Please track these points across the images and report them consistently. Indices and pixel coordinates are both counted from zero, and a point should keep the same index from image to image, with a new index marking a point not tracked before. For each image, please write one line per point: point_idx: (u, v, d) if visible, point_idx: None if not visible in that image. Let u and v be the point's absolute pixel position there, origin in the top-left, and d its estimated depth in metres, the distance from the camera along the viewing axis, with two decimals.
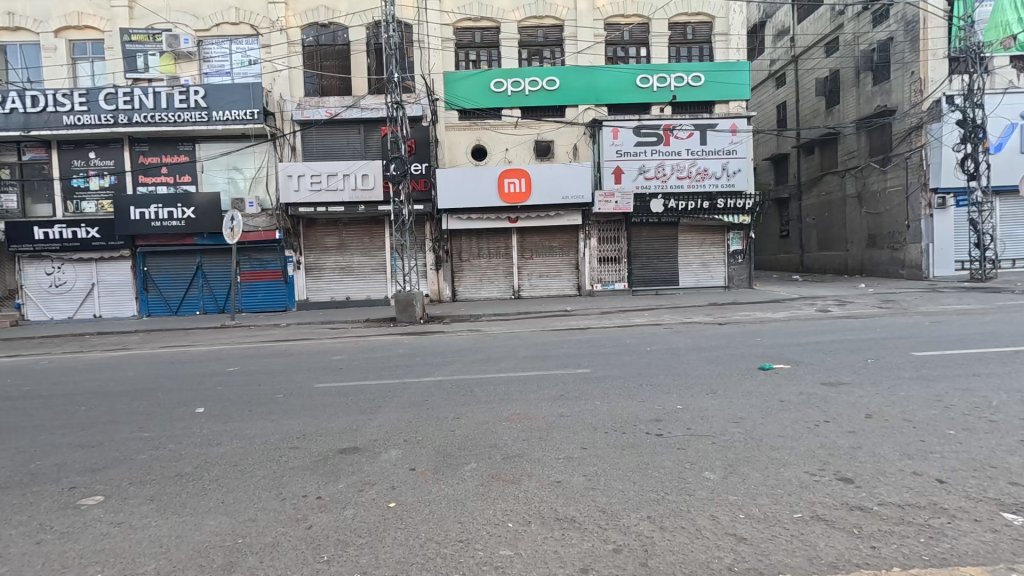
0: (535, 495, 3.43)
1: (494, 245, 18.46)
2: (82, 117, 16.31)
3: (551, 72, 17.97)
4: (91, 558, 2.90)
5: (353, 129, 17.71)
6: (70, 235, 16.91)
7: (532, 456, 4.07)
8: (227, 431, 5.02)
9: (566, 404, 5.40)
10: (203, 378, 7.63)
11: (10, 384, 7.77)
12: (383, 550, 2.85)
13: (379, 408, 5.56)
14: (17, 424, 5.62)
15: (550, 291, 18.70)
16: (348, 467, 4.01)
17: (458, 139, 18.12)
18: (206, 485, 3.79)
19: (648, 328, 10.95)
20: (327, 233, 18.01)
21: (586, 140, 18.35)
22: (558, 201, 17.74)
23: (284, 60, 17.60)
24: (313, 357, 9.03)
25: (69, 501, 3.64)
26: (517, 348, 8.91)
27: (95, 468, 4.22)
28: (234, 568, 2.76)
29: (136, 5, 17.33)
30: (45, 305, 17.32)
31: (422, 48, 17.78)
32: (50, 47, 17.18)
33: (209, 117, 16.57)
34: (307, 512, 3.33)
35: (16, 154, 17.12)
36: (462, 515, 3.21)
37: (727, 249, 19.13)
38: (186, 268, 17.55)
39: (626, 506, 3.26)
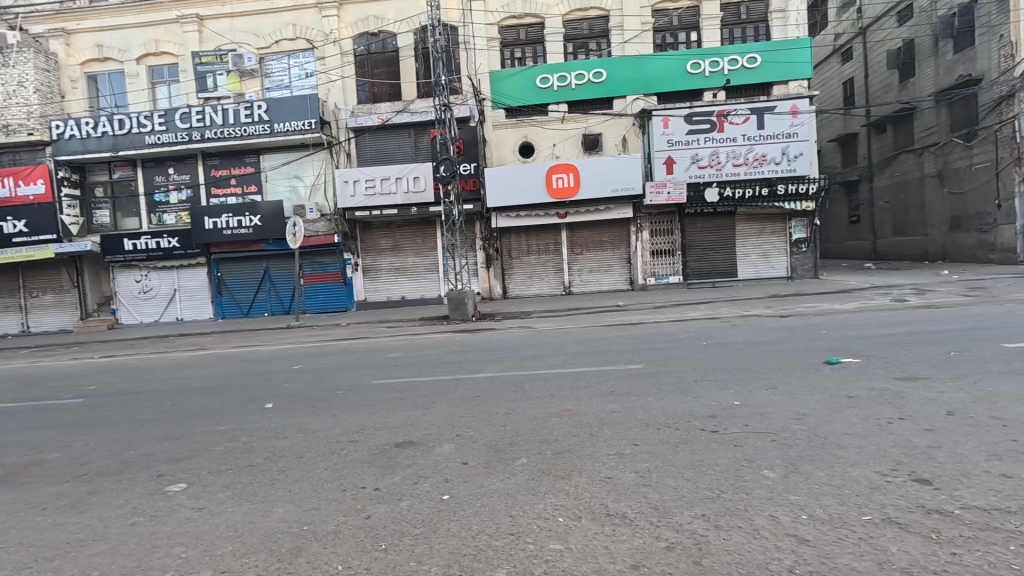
0: (586, 490, 3.43)
1: (543, 241, 18.46)
2: (161, 136, 17.75)
3: (598, 65, 17.72)
4: (176, 539, 3.18)
5: (403, 133, 18.20)
6: (154, 245, 18.37)
7: (583, 452, 4.06)
8: (294, 425, 5.34)
9: (617, 400, 5.34)
10: (272, 375, 8.14)
11: (107, 382, 8.59)
12: (436, 541, 2.94)
13: (433, 403, 5.73)
14: (113, 417, 6.21)
15: (601, 287, 18.51)
16: (404, 460, 4.17)
17: (505, 137, 18.21)
18: (274, 476, 4.06)
19: (704, 322, 10.59)
20: (382, 235, 18.66)
21: (635, 131, 17.96)
22: (607, 194, 17.46)
23: (338, 70, 18.35)
24: (370, 355, 9.39)
25: (157, 487, 4.01)
26: (568, 344, 8.89)
27: (179, 458, 4.61)
28: (301, 553, 2.93)
29: (204, 28, 18.59)
30: (135, 310, 18.99)
31: (468, 49, 18.01)
32: (133, 73, 18.77)
33: (271, 129, 17.56)
34: (365, 503, 3.48)
35: (107, 174, 18.86)
36: (513, 508, 3.26)
37: (789, 237, 18.19)
38: (255, 272, 18.72)
39: (679, 503, 3.19)
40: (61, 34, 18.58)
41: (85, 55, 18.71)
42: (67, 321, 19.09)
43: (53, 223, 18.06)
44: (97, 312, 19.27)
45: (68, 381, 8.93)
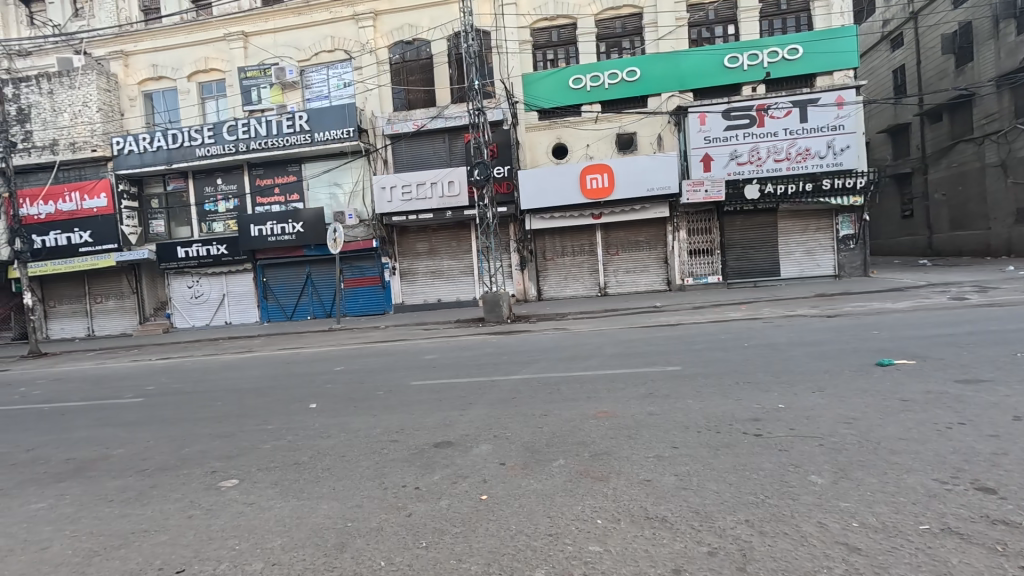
0: (625, 493, 3.40)
1: (578, 242, 18.35)
2: (211, 148, 18.66)
3: (632, 63, 17.50)
4: (229, 533, 3.34)
5: (438, 138, 18.47)
6: (205, 253, 19.30)
7: (621, 454, 4.03)
8: (337, 424, 5.51)
9: (656, 402, 5.26)
10: (315, 376, 8.44)
11: (163, 382, 9.10)
12: (475, 540, 2.98)
13: (470, 404, 5.81)
14: (170, 416, 6.56)
15: (638, 287, 18.26)
16: (442, 460, 4.24)
17: (539, 139, 18.20)
18: (319, 473, 4.20)
19: (745, 322, 10.30)
20: (418, 239, 19.00)
21: (671, 129, 17.64)
22: (642, 194, 17.21)
23: (374, 79, 18.83)
24: (408, 356, 9.61)
25: (211, 483, 4.22)
26: (604, 346, 8.82)
27: (230, 455, 4.84)
28: (345, 549, 3.02)
29: (249, 44, 19.45)
30: (188, 314, 20.00)
31: (500, 53, 18.13)
32: (185, 90, 19.81)
33: (312, 138, 18.17)
34: (406, 501, 3.56)
35: (162, 186, 19.93)
36: (550, 510, 3.26)
37: (836, 234, 17.46)
38: (298, 277, 19.38)
39: (721, 508, 3.12)
40: (121, 56, 19.84)
41: (141, 75, 19.90)
42: (127, 325, 20.30)
43: (114, 233, 19.27)
44: (154, 316, 20.40)
45: (129, 381, 9.51)
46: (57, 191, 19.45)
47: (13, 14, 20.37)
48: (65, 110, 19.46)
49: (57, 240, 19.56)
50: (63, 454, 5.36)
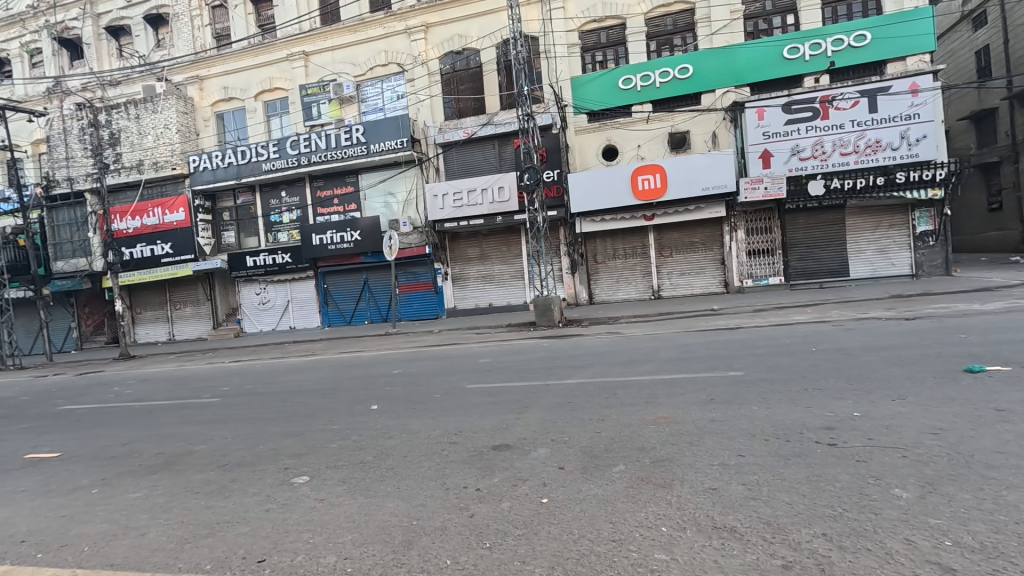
0: (689, 501, 3.31)
1: (630, 244, 18.06)
2: (276, 162, 19.80)
3: (684, 60, 17.10)
4: (303, 527, 3.52)
5: (487, 144, 18.71)
6: (271, 261, 20.47)
7: (683, 461, 3.92)
8: (397, 425, 5.70)
9: (719, 408, 5.09)
10: (374, 378, 8.74)
11: (237, 383, 9.71)
12: (538, 543, 2.99)
13: (526, 408, 5.83)
14: (244, 415, 7.00)
15: (693, 290, 17.74)
16: (502, 463, 4.28)
17: (588, 141, 18.09)
18: (383, 472, 4.36)
19: (812, 326, 9.77)
20: (470, 245, 19.32)
21: (726, 125, 17.06)
22: (697, 193, 16.72)
23: (425, 90, 19.39)
24: (462, 360, 9.78)
25: (285, 479, 4.47)
26: (660, 350, 8.61)
27: (301, 453, 5.10)
28: (412, 546, 3.12)
29: (310, 63, 20.49)
30: (256, 319, 21.23)
31: (549, 58, 18.18)
32: (252, 109, 21.12)
33: (367, 150, 18.93)
34: (469, 501, 3.64)
35: (232, 200, 21.27)
36: (613, 515, 3.23)
37: (912, 231, 16.27)
38: (356, 283, 20.15)
39: (794, 520, 2.98)
40: (196, 81, 21.44)
41: (214, 97, 21.41)
42: (202, 330, 21.81)
43: (191, 244, 20.78)
44: (226, 321, 21.79)
45: (207, 382, 10.24)
46: (142, 208, 21.20)
47: (105, 47, 22.46)
48: (149, 134, 21.24)
49: (142, 252, 21.31)
50: (153, 448, 5.84)
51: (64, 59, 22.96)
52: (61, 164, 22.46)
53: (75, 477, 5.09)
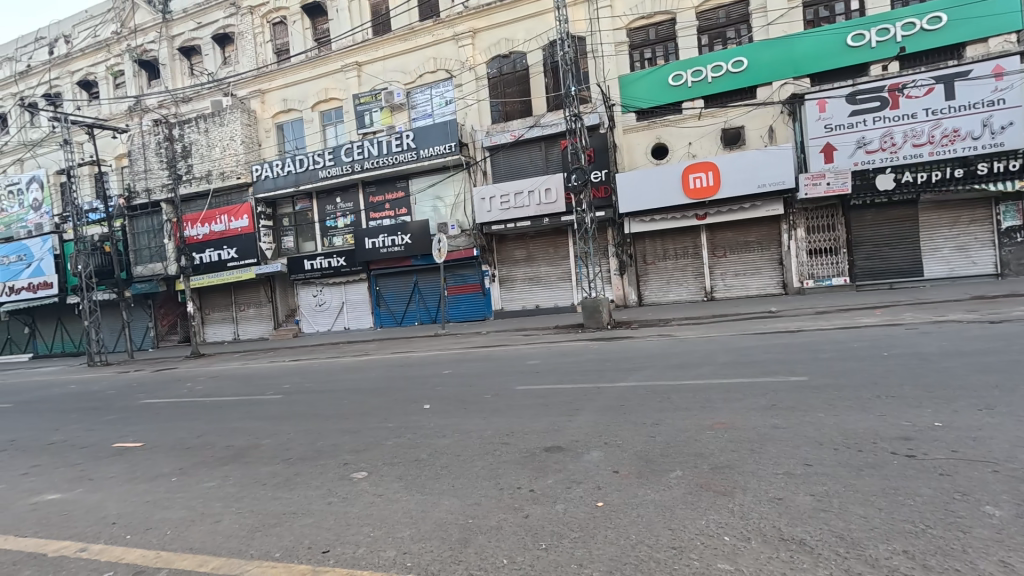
0: (753, 511, 3.18)
1: (681, 245, 17.59)
2: (331, 170, 20.65)
3: (737, 53, 16.53)
4: (363, 520, 3.64)
5: (534, 146, 18.72)
6: (327, 264, 21.34)
7: (745, 468, 3.78)
8: (450, 424, 5.80)
9: (782, 415, 4.86)
10: (427, 379, 8.92)
11: (298, 381, 10.17)
12: (595, 546, 2.97)
13: (578, 410, 5.78)
14: (306, 412, 7.32)
15: (749, 291, 17.08)
16: (554, 465, 4.27)
17: (637, 140, 17.76)
18: (438, 470, 4.44)
19: (882, 329, 9.17)
20: (517, 247, 19.39)
21: (784, 119, 16.35)
22: (753, 191, 16.08)
23: (473, 94, 19.65)
24: (511, 361, 9.82)
25: (345, 473, 4.64)
26: (715, 353, 8.33)
27: (359, 449, 5.28)
28: (469, 543, 3.16)
29: (362, 73, 21.23)
30: (313, 320, 22.18)
31: (596, 58, 18.01)
32: (309, 119, 22.11)
33: (417, 155, 19.41)
34: (523, 502, 3.64)
35: (291, 206, 22.28)
36: (672, 521, 3.15)
37: (996, 226, 14.98)
38: (406, 286, 20.66)
39: (870, 534, 2.81)
40: (259, 94, 22.68)
41: (275, 109, 22.58)
42: (264, 330, 23.00)
43: (254, 249, 21.98)
44: (285, 321, 22.88)
45: (270, 380, 10.79)
46: (211, 215, 22.64)
47: (178, 67, 24.17)
48: (217, 146, 22.67)
49: (211, 256, 22.74)
50: (224, 441, 6.22)
51: (143, 79, 24.87)
52: (140, 176, 24.37)
53: (157, 466, 5.49)
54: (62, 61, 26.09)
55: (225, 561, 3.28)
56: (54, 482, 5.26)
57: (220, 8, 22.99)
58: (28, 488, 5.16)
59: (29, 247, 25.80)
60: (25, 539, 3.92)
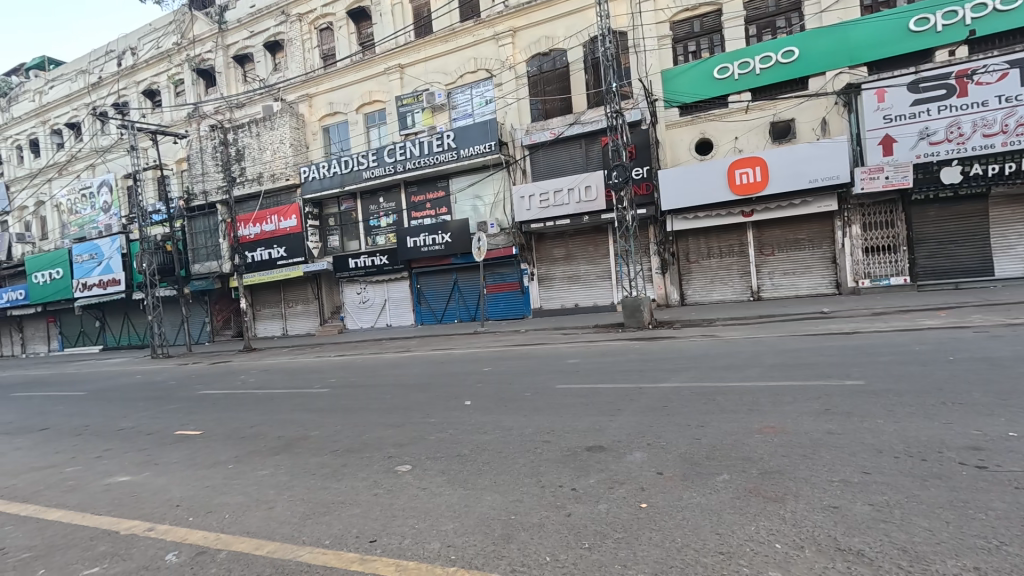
0: (806, 519, 3.05)
1: (726, 243, 17.06)
2: (375, 170, 21.19)
3: (788, 42, 15.83)
4: (408, 512, 3.73)
5: (574, 144, 18.59)
6: (371, 263, 21.89)
7: (797, 475, 3.63)
8: (490, 421, 5.85)
9: (836, 420, 4.65)
10: (467, 376, 9.03)
11: (343, 376, 10.50)
12: (639, 548, 2.93)
13: (619, 410, 5.71)
14: (350, 406, 7.55)
15: (798, 291, 16.40)
16: (596, 464, 4.24)
17: (680, 136, 17.33)
18: (480, 466, 4.49)
19: (947, 332, 8.61)
20: (556, 245, 19.32)
21: (838, 111, 15.58)
22: (803, 186, 15.43)
23: (513, 93, 19.69)
24: (551, 360, 9.80)
25: (389, 466, 4.76)
26: (763, 354, 8.05)
27: (403, 443, 5.40)
28: (511, 539, 3.19)
29: (404, 75, 21.66)
30: (357, 317, 22.83)
31: (637, 53, 17.68)
32: (354, 121, 22.76)
33: (458, 155, 19.64)
34: (565, 501, 3.63)
35: (337, 206, 23.00)
36: (719, 526, 3.07)
37: None
38: (446, 284, 20.95)
39: (936, 549, 2.65)
40: (306, 98, 23.49)
41: (321, 112, 23.34)
42: (311, 326, 23.86)
43: (302, 248, 22.81)
44: (331, 318, 23.64)
45: (317, 374, 11.17)
46: (262, 215, 23.64)
47: (233, 74, 25.37)
48: (269, 149, 23.69)
49: (262, 255, 23.76)
50: (275, 432, 6.50)
51: (201, 87, 26.24)
52: (198, 179, 25.76)
53: (216, 453, 5.80)
54: (129, 72, 27.85)
55: (278, 546, 3.43)
56: (124, 465, 5.64)
57: (271, 16, 23.96)
58: (102, 470, 5.57)
59: (100, 247, 27.69)
60: (100, 517, 4.22)
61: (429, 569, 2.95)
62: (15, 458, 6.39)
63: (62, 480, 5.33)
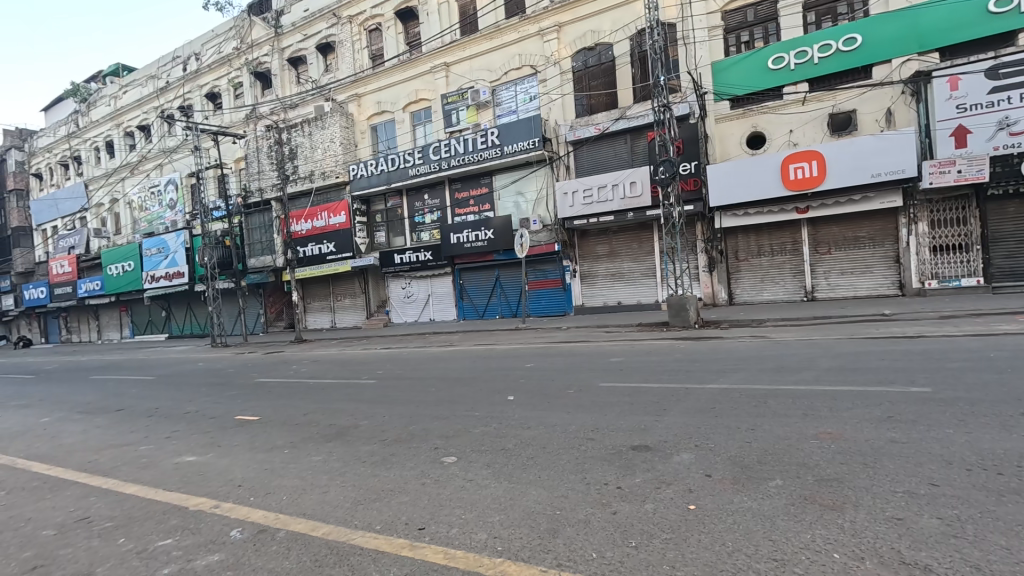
0: (868, 529, 2.93)
1: (779, 240, 16.39)
2: (420, 168, 21.59)
3: (850, 29, 15.03)
4: (455, 503, 3.82)
5: (619, 139, 18.33)
6: (415, 258, 22.27)
7: (857, 483, 3.48)
8: (534, 417, 5.88)
9: (900, 428, 4.40)
10: (509, 371, 9.10)
11: (390, 368, 10.81)
12: (688, 549, 2.89)
13: (665, 410, 5.62)
14: (398, 397, 7.76)
15: (857, 292, 15.59)
16: (642, 463, 4.20)
17: (731, 129, 16.75)
18: (525, 461, 4.53)
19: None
20: (599, 242, 19.12)
21: (905, 100, 14.67)
22: (865, 181, 14.61)
23: (558, 89, 19.58)
24: (595, 358, 9.73)
25: (436, 457, 4.88)
26: (819, 357, 7.71)
27: (449, 436, 5.50)
28: (557, 534, 3.21)
29: (450, 73, 21.90)
30: (402, 311, 23.39)
31: (687, 44, 17.17)
32: (401, 120, 23.24)
33: (501, 152, 19.74)
34: (610, 499, 3.62)
35: (384, 203, 23.62)
36: (773, 532, 2.99)
37: None
38: (488, 280, 21.13)
39: (1014, 568, 2.48)
40: (355, 98, 24.18)
41: (369, 112, 23.96)
42: (358, 318, 24.61)
43: (351, 243, 23.52)
44: (377, 311, 24.30)
45: (365, 366, 11.53)
46: (313, 212, 24.53)
47: (287, 76, 26.41)
48: (320, 148, 24.60)
49: (313, 250, 24.68)
50: (326, 420, 6.77)
51: (258, 89, 27.48)
52: (255, 177, 27.04)
53: (273, 438, 6.11)
54: (193, 76, 29.51)
55: (333, 528, 3.59)
56: (191, 446, 6.04)
57: (323, 20, 24.76)
58: (172, 449, 5.98)
59: (167, 242, 29.57)
60: (171, 493, 4.55)
61: (478, 560, 3.01)
62: (96, 436, 6.94)
63: (136, 457, 5.75)
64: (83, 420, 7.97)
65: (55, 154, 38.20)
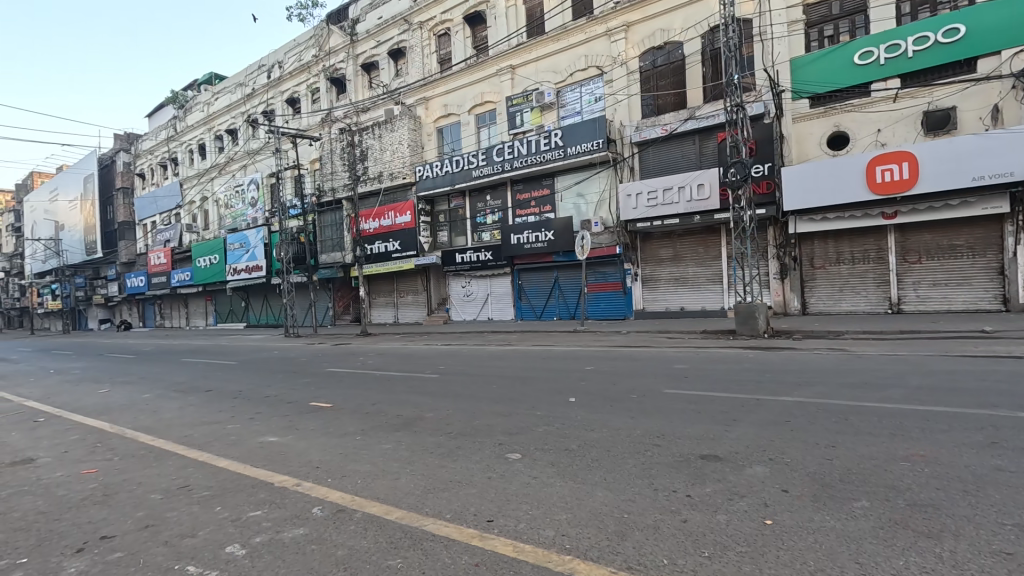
0: (971, 562, 2.70)
1: (862, 247, 15.33)
2: (483, 169, 21.97)
3: (951, 19, 13.81)
4: (521, 499, 3.88)
5: (687, 140, 17.84)
6: (475, 258, 22.60)
7: (957, 512, 3.21)
8: (598, 420, 5.85)
9: (1006, 456, 4.02)
10: (570, 372, 9.11)
11: (453, 364, 11.08)
12: (766, 565, 2.78)
13: (736, 421, 5.42)
14: (462, 392, 7.96)
15: (950, 305, 14.29)
16: (713, 473, 4.08)
17: (810, 129, 15.82)
18: (589, 462, 4.53)
19: None
20: (662, 245, 18.66)
21: (1015, 95, 13.35)
22: (964, 185, 13.35)
23: (624, 89, 19.31)
24: (659, 363, 9.53)
25: (501, 453, 4.97)
26: (907, 374, 7.18)
27: (512, 433, 5.58)
28: (626, 537, 3.19)
29: (516, 75, 22.10)
30: (461, 310, 23.89)
31: (764, 41, 16.41)
32: (466, 122, 23.73)
33: (565, 153, 19.70)
34: (680, 507, 3.54)
35: (447, 203, 24.26)
36: (860, 555, 2.82)
37: None
38: (548, 281, 21.15)
39: None
40: (423, 101, 24.93)
41: (436, 114, 24.63)
42: (420, 314, 25.38)
43: (415, 242, 24.30)
44: (437, 308, 24.94)
45: (429, 360, 11.90)
46: (381, 211, 25.56)
47: (361, 81, 27.67)
48: (389, 149, 25.62)
49: (379, 248, 25.68)
50: (395, 410, 7.05)
51: (333, 94, 29.00)
52: (328, 177, 28.57)
53: (347, 425, 6.43)
54: (276, 83, 31.58)
55: (406, 513, 3.75)
56: (273, 428, 6.48)
57: (395, 26, 25.70)
58: (256, 430, 6.44)
59: (248, 238, 31.80)
60: (257, 469, 4.91)
61: (547, 555, 3.05)
62: (189, 412, 7.61)
63: (226, 435, 6.24)
64: (178, 398, 8.76)
65: (156, 155, 42.07)
